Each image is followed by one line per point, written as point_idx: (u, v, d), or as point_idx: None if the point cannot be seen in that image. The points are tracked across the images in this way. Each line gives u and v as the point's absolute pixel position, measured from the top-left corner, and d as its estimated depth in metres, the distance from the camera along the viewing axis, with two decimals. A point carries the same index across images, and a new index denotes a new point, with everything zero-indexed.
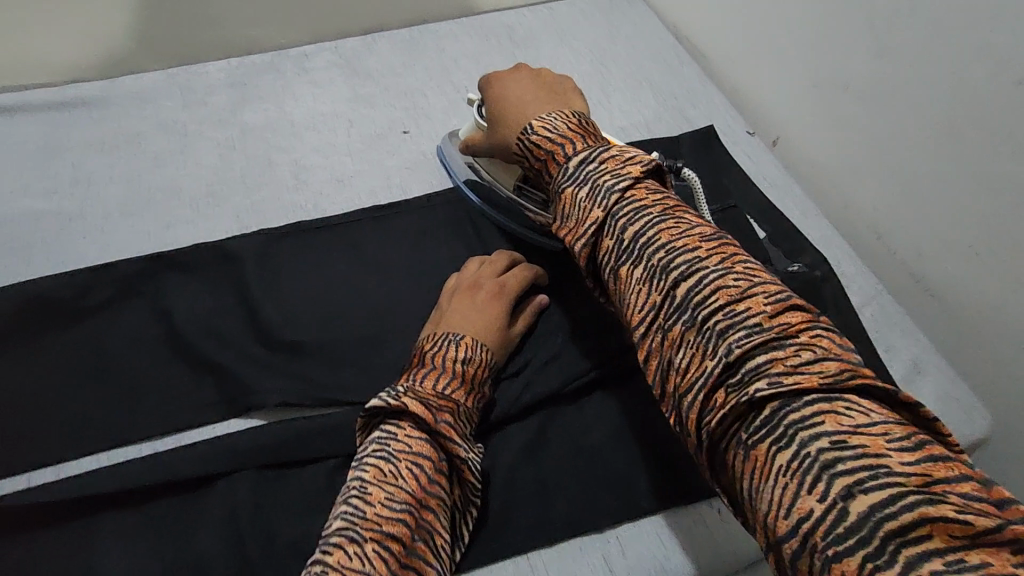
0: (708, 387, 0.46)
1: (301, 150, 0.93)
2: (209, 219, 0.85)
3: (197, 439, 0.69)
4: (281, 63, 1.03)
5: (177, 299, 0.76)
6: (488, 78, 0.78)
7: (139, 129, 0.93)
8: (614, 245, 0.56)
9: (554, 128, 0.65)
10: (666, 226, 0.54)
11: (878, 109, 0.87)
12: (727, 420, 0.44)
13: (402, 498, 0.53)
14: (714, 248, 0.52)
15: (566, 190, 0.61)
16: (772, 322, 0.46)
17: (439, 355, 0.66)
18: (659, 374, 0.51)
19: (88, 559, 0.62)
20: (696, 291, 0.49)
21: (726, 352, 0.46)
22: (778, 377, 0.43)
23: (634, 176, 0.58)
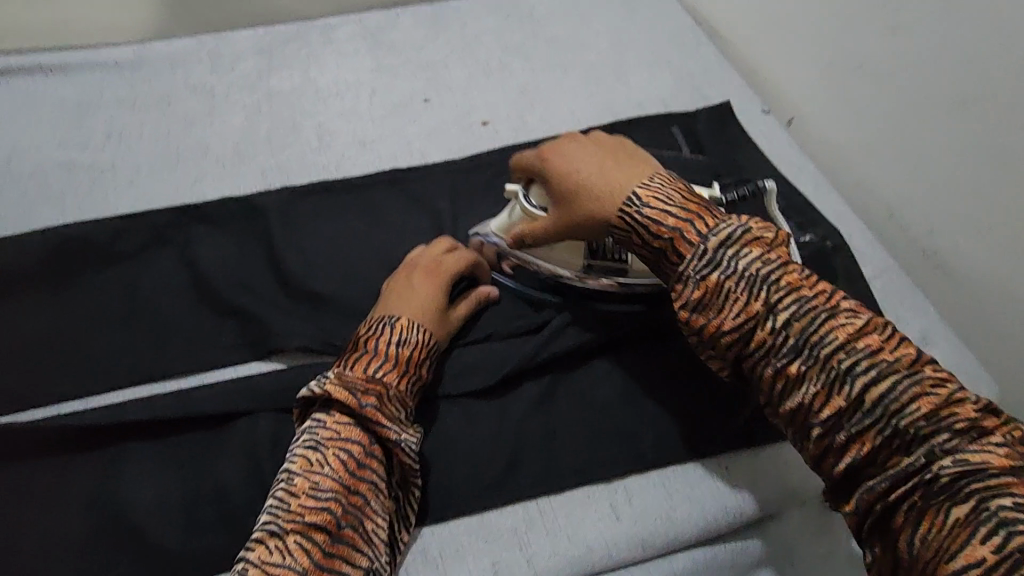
0: (899, 479, 0.49)
1: (325, 115, 0.96)
2: (235, 176, 0.88)
3: (220, 378, 0.72)
4: (307, 33, 1.05)
5: (203, 248, 0.79)
6: (539, 153, 0.69)
7: (169, 90, 0.95)
8: (775, 342, 0.56)
9: (668, 200, 0.61)
10: (838, 323, 0.55)
11: (888, 84, 0.87)
12: (903, 495, 0.49)
13: (327, 487, 0.55)
14: (896, 348, 0.53)
15: (708, 277, 0.58)
16: (967, 424, 0.49)
17: (371, 339, 0.65)
18: (840, 467, 0.53)
19: (116, 485, 0.65)
20: (890, 398, 0.51)
21: (927, 450, 0.49)
22: (966, 459, 0.47)
23: (783, 263, 0.58)
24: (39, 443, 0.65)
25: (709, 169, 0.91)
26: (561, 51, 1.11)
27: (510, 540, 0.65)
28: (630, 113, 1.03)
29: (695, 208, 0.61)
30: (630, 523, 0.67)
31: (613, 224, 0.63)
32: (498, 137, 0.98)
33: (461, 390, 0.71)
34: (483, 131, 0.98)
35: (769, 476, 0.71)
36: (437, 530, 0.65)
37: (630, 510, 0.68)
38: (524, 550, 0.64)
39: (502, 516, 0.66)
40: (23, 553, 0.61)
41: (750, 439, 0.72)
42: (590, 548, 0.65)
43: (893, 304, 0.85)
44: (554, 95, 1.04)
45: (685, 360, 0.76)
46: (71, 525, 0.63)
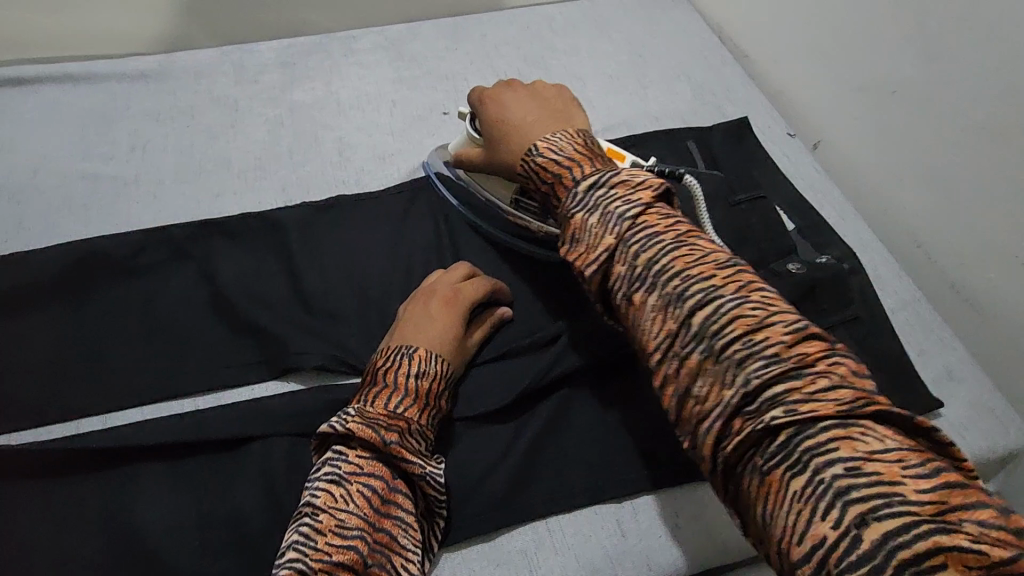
0: (726, 416, 0.48)
1: (346, 128, 0.97)
2: (256, 189, 0.89)
3: (238, 398, 0.72)
4: (329, 45, 1.07)
5: (223, 261, 0.79)
6: (484, 93, 0.79)
7: (194, 101, 0.97)
8: (625, 272, 0.56)
9: (559, 149, 0.66)
10: (680, 252, 0.54)
11: (921, 107, 0.87)
12: (741, 448, 0.47)
13: (352, 524, 0.55)
14: (728, 276, 0.52)
15: (575, 216, 0.60)
16: (788, 353, 0.47)
17: (390, 372, 0.66)
18: (675, 401, 0.51)
19: (131, 507, 0.64)
20: (713, 321, 0.50)
21: (744, 382, 0.47)
22: (795, 408, 0.45)
23: (646, 203, 0.58)
24: (52, 464, 0.64)
25: (726, 188, 0.91)
26: (581, 64, 1.11)
27: (519, 562, 0.65)
28: (648, 128, 1.03)
29: (581, 157, 0.65)
30: (637, 544, 0.67)
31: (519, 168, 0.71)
32: None
33: (477, 410, 0.72)
34: None
35: None
36: (447, 551, 0.65)
37: (636, 529, 0.68)
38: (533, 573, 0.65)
39: (511, 536, 0.67)
40: (35, 572, 0.60)
41: None
42: (596, 567, 0.66)
43: (917, 334, 0.84)
44: None
45: None
46: (83, 548, 0.62)
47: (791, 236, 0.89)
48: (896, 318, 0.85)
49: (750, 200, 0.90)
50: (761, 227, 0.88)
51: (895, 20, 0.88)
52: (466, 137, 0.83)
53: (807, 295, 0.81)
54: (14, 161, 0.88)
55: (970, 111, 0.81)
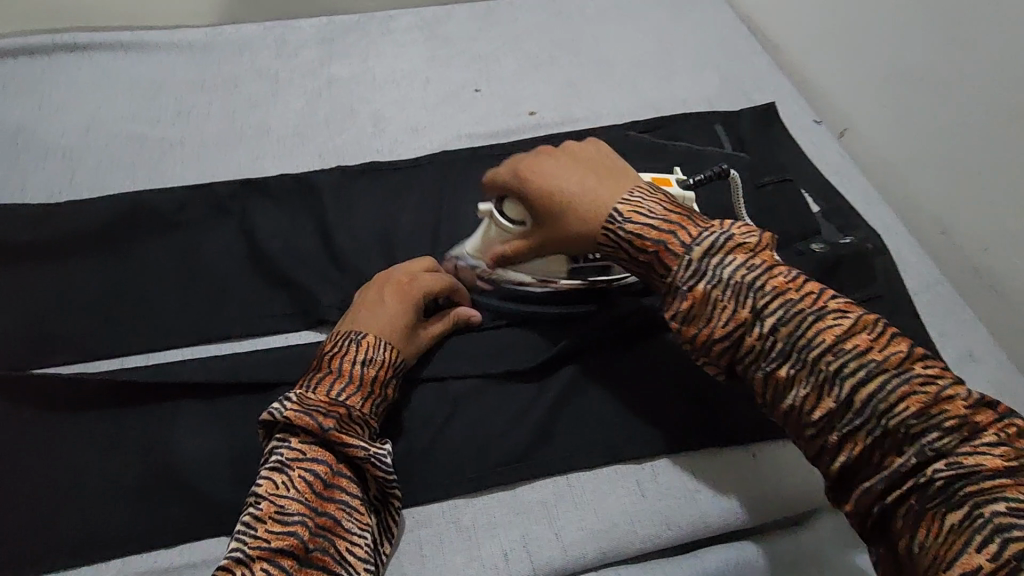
0: (900, 477, 0.51)
1: (381, 102, 1.00)
2: (294, 155, 0.92)
3: (271, 345, 0.74)
4: (367, 23, 1.10)
5: (260, 219, 0.82)
6: (515, 184, 0.68)
7: (238, 72, 1.01)
8: (763, 345, 0.57)
9: (649, 213, 0.63)
10: (825, 324, 0.56)
11: (947, 96, 0.87)
12: (900, 498, 0.51)
13: (293, 510, 0.54)
14: (885, 346, 0.54)
15: (695, 288, 0.59)
16: (961, 422, 0.51)
17: (336, 359, 0.64)
18: (834, 468, 0.55)
19: (168, 439, 0.67)
20: (883, 396, 0.53)
21: (918, 452, 0.51)
22: (960, 462, 0.49)
23: (768, 266, 0.59)
24: (98, 395, 0.68)
25: (751, 169, 0.93)
26: (611, 49, 1.13)
27: (539, 514, 0.67)
28: (676, 111, 1.05)
29: (677, 219, 0.62)
30: (655, 503, 0.68)
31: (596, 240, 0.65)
32: (544, 128, 1.00)
33: (499, 368, 0.73)
34: (530, 122, 1.01)
35: (796, 469, 0.72)
36: (470, 499, 0.67)
37: (655, 490, 0.69)
38: (552, 525, 0.67)
39: (531, 488, 0.68)
40: (77, 494, 0.63)
41: (779, 431, 0.73)
42: (615, 523, 0.67)
43: (939, 317, 0.84)
44: (602, 91, 1.06)
45: None
46: (124, 475, 0.65)
47: (815, 217, 0.90)
48: (919, 300, 0.86)
49: (775, 181, 0.91)
50: (786, 207, 0.89)
51: (924, 6, 0.89)
52: (495, 227, 0.72)
53: (828, 274, 0.82)
54: (67, 120, 0.92)
55: (994, 95, 0.81)
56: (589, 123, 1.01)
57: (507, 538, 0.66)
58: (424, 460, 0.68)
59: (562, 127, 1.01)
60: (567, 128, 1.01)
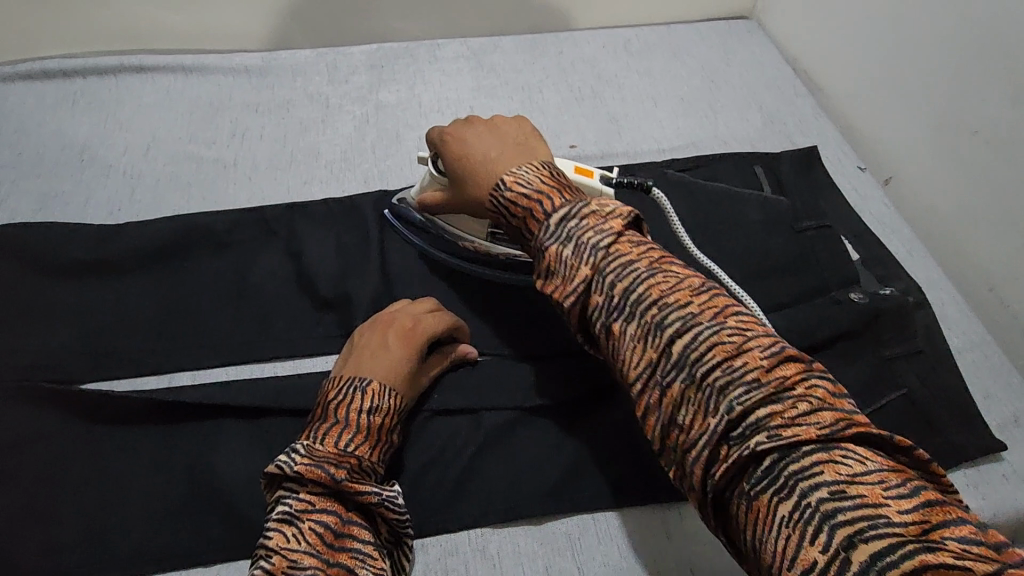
0: (712, 444, 0.48)
1: (426, 130, 1.03)
2: (340, 179, 0.95)
3: (312, 369, 0.77)
4: (416, 51, 1.14)
5: (306, 242, 0.85)
6: (444, 133, 0.75)
7: (290, 97, 1.05)
8: (603, 301, 0.56)
9: (526, 183, 0.64)
10: (655, 280, 0.55)
11: (1001, 152, 0.85)
12: (729, 476, 0.47)
13: (306, 563, 0.52)
14: (704, 301, 0.53)
15: (549, 248, 0.60)
16: (770, 379, 0.48)
17: (342, 407, 0.64)
18: (659, 431, 0.52)
19: (212, 458, 0.69)
20: (692, 349, 0.51)
21: (727, 411, 0.48)
22: (779, 433, 0.46)
23: (616, 231, 0.58)
24: (151, 410, 0.71)
25: (791, 213, 0.92)
26: (654, 84, 1.14)
27: (564, 546, 0.68)
28: (717, 150, 1.05)
29: (549, 190, 0.63)
30: (678, 541, 0.69)
31: (484, 200, 0.69)
32: (585, 161, 1.02)
33: (533, 402, 0.74)
34: (570, 154, 1.02)
35: None
36: (497, 527, 0.68)
37: (681, 535, 0.69)
38: (576, 557, 0.67)
39: (558, 522, 0.69)
40: (123, 507, 0.66)
41: None
42: (639, 563, 0.67)
43: (983, 376, 0.82)
44: (643, 127, 1.08)
45: None
46: (169, 492, 0.67)
47: (855, 265, 0.89)
48: (962, 358, 0.83)
49: (816, 227, 0.91)
50: (827, 254, 0.89)
51: (978, 59, 0.87)
52: (428, 178, 0.80)
53: (868, 324, 0.81)
54: (130, 139, 0.97)
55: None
56: (629, 158, 1.03)
57: (532, 568, 0.66)
58: (455, 496, 0.69)
59: (603, 161, 1.02)
60: (608, 162, 1.02)
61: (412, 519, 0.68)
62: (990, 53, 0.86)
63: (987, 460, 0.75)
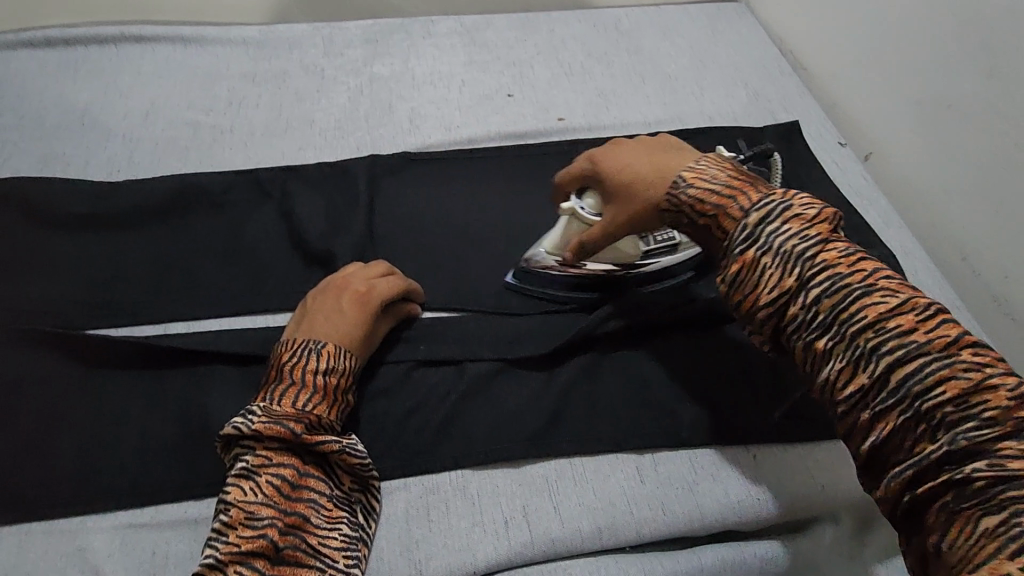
0: (923, 466, 0.49)
1: (419, 101, 1.06)
2: (334, 146, 0.98)
3: None
4: (410, 27, 1.17)
5: (300, 203, 0.88)
6: (592, 158, 0.74)
7: (287, 68, 1.08)
8: (804, 316, 0.56)
9: (713, 179, 0.65)
10: (871, 301, 0.53)
11: (976, 122, 0.88)
12: (934, 491, 0.49)
13: (263, 514, 0.58)
14: (931, 328, 0.51)
15: (745, 253, 0.60)
16: (1007, 419, 0.47)
17: (298, 368, 0.66)
18: (863, 445, 0.54)
19: (204, 401, 0.72)
20: (917, 380, 0.50)
21: (952, 441, 0.48)
22: (1003, 464, 0.46)
23: (823, 238, 0.57)
24: (148, 355, 0.74)
25: None
26: (642, 62, 1.17)
27: (541, 486, 0.70)
28: (701, 124, 1.08)
29: (739, 185, 0.63)
30: (652, 484, 0.71)
31: (665, 203, 0.67)
32: (573, 132, 1.04)
33: (514, 353, 0.77)
34: (559, 126, 1.05)
35: (798, 474, 0.73)
36: (477, 469, 0.71)
37: (655, 478, 0.72)
38: (552, 497, 0.70)
39: (537, 465, 0.72)
40: (117, 445, 0.69)
41: (781, 434, 0.75)
42: (613, 503, 0.70)
43: None
44: (630, 101, 1.10)
45: (727, 358, 0.79)
46: (163, 432, 0.70)
47: None
48: None
49: None
50: None
51: (955, 34, 0.90)
52: (569, 214, 0.78)
53: None
54: (129, 106, 0.99)
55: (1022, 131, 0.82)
56: (616, 131, 1.05)
57: (510, 506, 0.69)
58: (437, 439, 0.72)
59: (590, 133, 1.05)
60: (595, 134, 1.05)
61: (396, 460, 0.71)
62: (966, 30, 0.89)
63: None
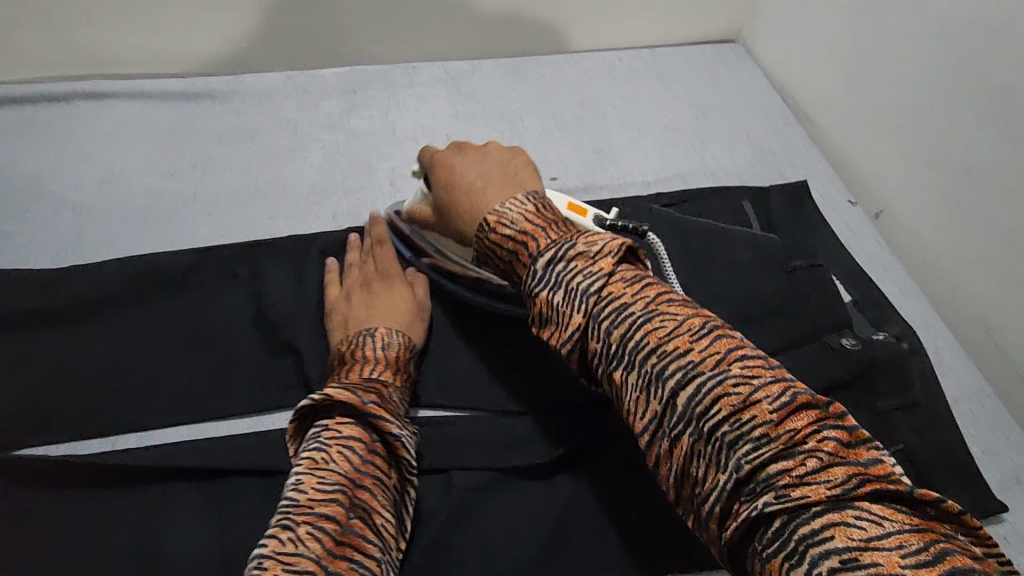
0: (723, 501, 0.44)
1: (401, 160, 0.98)
2: (306, 216, 0.90)
3: (269, 426, 0.71)
4: (391, 76, 1.10)
5: (267, 284, 0.79)
6: (435, 157, 0.75)
7: (259, 125, 1.00)
8: (601, 348, 0.52)
9: (511, 223, 0.61)
10: (651, 324, 0.50)
11: (999, 195, 0.81)
12: (741, 532, 0.43)
13: (336, 480, 0.55)
14: (705, 347, 0.48)
15: (538, 295, 0.56)
16: (777, 436, 0.44)
17: (357, 350, 0.70)
18: (671, 487, 0.49)
19: (159, 532, 0.63)
20: (697, 401, 0.46)
21: (737, 468, 0.44)
22: (787, 494, 0.42)
23: (607, 270, 0.54)
24: (96, 472, 0.65)
25: (781, 252, 0.89)
26: (639, 112, 1.11)
27: None
28: (704, 183, 1.02)
29: (535, 228, 0.60)
30: None
31: (474, 238, 0.66)
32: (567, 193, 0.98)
33: (508, 462, 0.70)
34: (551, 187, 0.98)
35: None
36: None
37: None
38: None
39: None
40: None
41: None
42: None
43: (979, 430, 0.79)
44: (627, 157, 1.04)
45: None
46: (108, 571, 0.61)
47: (847, 308, 0.85)
48: (958, 409, 0.80)
49: (806, 267, 0.87)
50: (818, 296, 0.85)
51: (970, 99, 0.84)
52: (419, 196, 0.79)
53: (861, 374, 0.77)
54: (83, 171, 0.91)
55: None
56: (613, 192, 0.99)
57: None
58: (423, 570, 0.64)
59: (585, 194, 0.98)
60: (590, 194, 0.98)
61: None
62: (985, 95, 0.82)
63: (985, 522, 0.71)
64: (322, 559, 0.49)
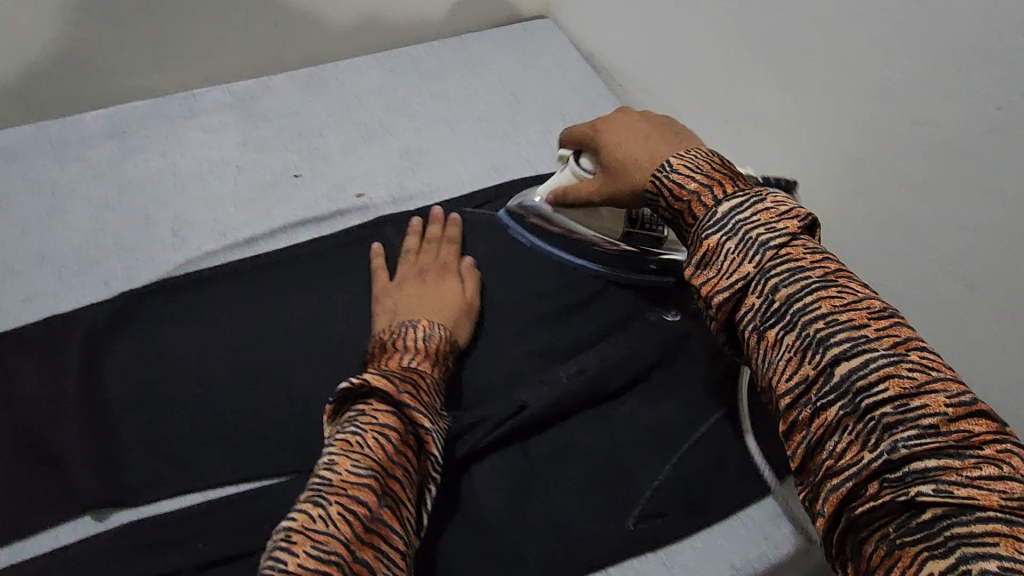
0: (861, 478, 0.42)
1: (184, 204, 0.88)
2: (75, 289, 0.78)
3: (34, 550, 0.61)
4: (166, 107, 0.98)
5: (22, 384, 0.69)
6: (591, 128, 0.72)
7: (8, 190, 0.86)
8: (759, 303, 0.48)
9: (697, 167, 0.55)
10: (825, 294, 0.46)
11: (785, 142, 0.82)
12: (873, 512, 0.41)
13: (368, 463, 0.51)
14: (884, 327, 0.44)
15: (709, 238, 0.50)
16: (948, 432, 0.40)
17: (399, 340, 0.67)
18: (804, 451, 0.45)
19: None
20: (860, 375, 0.42)
21: (890, 450, 0.41)
22: (947, 490, 0.38)
23: (791, 230, 0.49)
24: None
25: None
26: (450, 107, 1.05)
27: None
28: (520, 173, 0.98)
29: (721, 176, 0.54)
30: None
31: (645, 187, 0.60)
32: (375, 210, 0.91)
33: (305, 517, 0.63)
34: (358, 204, 0.91)
35: None
36: None
37: None
38: None
39: None
40: None
41: (640, 541, 0.65)
42: None
43: None
44: (439, 158, 0.98)
45: (568, 462, 0.69)
46: None
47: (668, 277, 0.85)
48: None
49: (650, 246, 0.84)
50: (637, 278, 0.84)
51: (744, 52, 0.84)
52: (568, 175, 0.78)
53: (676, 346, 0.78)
54: None
55: (829, 144, 0.76)
56: (425, 198, 0.93)
57: None
58: None
59: (395, 206, 0.92)
60: (400, 206, 0.92)
61: None
62: (752, 49, 0.83)
63: None
64: (351, 544, 0.46)
